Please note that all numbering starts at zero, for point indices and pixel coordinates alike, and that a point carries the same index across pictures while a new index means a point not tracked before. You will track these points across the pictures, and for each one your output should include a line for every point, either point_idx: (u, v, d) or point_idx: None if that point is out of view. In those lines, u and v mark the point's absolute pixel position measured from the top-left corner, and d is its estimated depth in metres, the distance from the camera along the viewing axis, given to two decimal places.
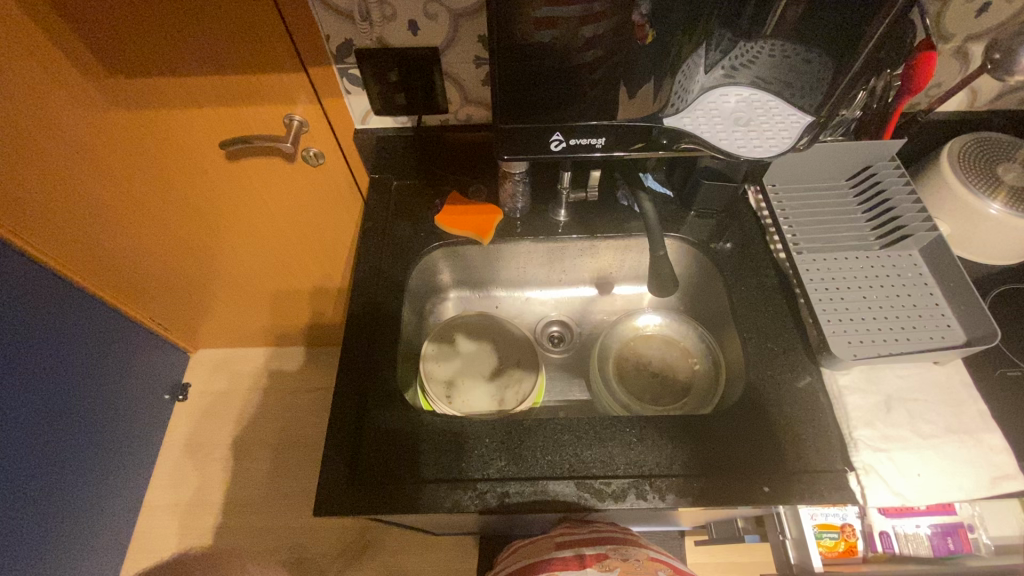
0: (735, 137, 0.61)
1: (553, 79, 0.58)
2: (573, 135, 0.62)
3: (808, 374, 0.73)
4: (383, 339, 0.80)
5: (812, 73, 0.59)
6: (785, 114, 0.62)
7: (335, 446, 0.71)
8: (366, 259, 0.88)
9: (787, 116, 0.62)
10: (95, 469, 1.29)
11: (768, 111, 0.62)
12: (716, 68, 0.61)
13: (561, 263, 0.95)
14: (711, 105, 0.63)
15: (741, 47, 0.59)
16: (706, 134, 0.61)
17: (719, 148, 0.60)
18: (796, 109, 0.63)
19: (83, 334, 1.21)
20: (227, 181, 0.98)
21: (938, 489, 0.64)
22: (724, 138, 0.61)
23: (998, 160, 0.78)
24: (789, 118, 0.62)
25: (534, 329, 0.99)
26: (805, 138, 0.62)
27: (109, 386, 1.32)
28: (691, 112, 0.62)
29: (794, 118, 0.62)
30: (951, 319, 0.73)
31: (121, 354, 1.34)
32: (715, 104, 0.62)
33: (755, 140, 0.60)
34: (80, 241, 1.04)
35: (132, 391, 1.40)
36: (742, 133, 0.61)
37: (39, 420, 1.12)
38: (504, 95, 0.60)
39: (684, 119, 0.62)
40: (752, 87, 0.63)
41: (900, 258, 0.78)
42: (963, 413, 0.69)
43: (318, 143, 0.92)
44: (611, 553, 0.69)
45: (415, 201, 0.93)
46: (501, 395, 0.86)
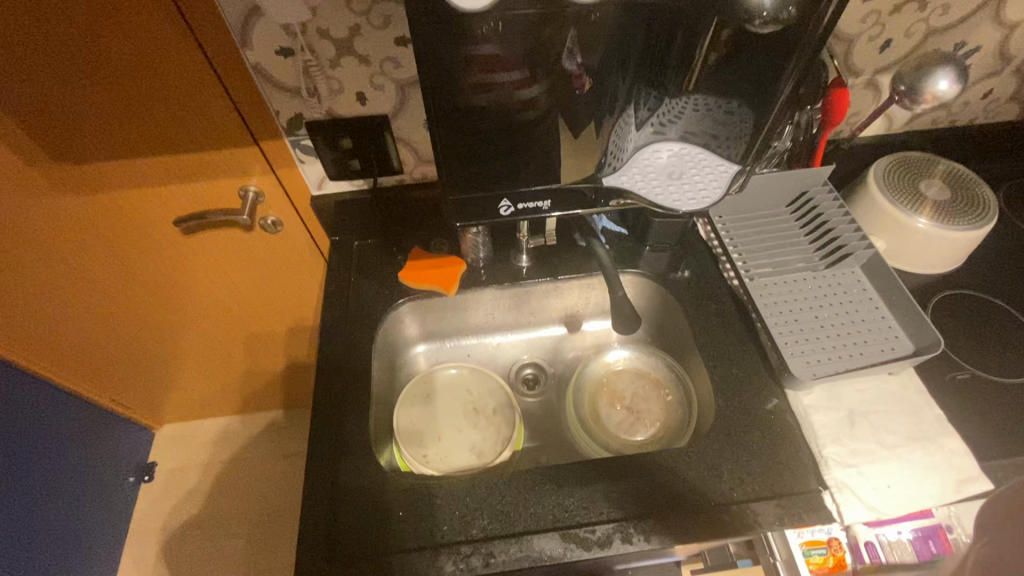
0: (671, 192, 0.66)
1: (497, 141, 0.62)
2: (523, 199, 0.67)
3: (773, 396, 0.75)
4: (354, 403, 0.79)
5: (734, 124, 0.64)
6: (713, 164, 0.67)
7: (311, 523, 0.69)
8: (332, 322, 0.87)
9: (716, 167, 0.67)
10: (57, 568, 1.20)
11: (697, 163, 0.67)
12: (646, 125, 0.65)
13: (527, 307, 0.96)
14: (646, 159, 0.67)
15: (667, 105, 0.62)
16: (646, 191, 0.66)
17: (657, 203, 0.65)
18: (723, 159, 0.67)
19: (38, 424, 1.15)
20: (186, 255, 0.97)
21: (910, 499, 0.66)
22: (664, 193, 0.66)
23: (919, 177, 0.84)
24: (719, 167, 0.67)
25: (508, 374, 0.99)
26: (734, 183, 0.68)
27: (69, 476, 1.24)
28: (629, 169, 0.66)
29: (722, 166, 0.67)
30: (899, 330, 0.77)
31: (81, 440, 1.27)
32: (648, 159, 0.67)
33: (690, 193, 0.66)
34: (33, 330, 1.00)
35: (94, 479, 1.32)
36: (676, 186, 0.66)
37: None
38: (451, 164, 0.63)
39: (623, 177, 0.66)
40: (682, 141, 0.66)
41: (844, 276, 0.82)
42: (922, 421, 0.72)
43: (275, 212, 0.92)
44: None
45: (377, 258, 0.94)
46: (480, 447, 0.86)
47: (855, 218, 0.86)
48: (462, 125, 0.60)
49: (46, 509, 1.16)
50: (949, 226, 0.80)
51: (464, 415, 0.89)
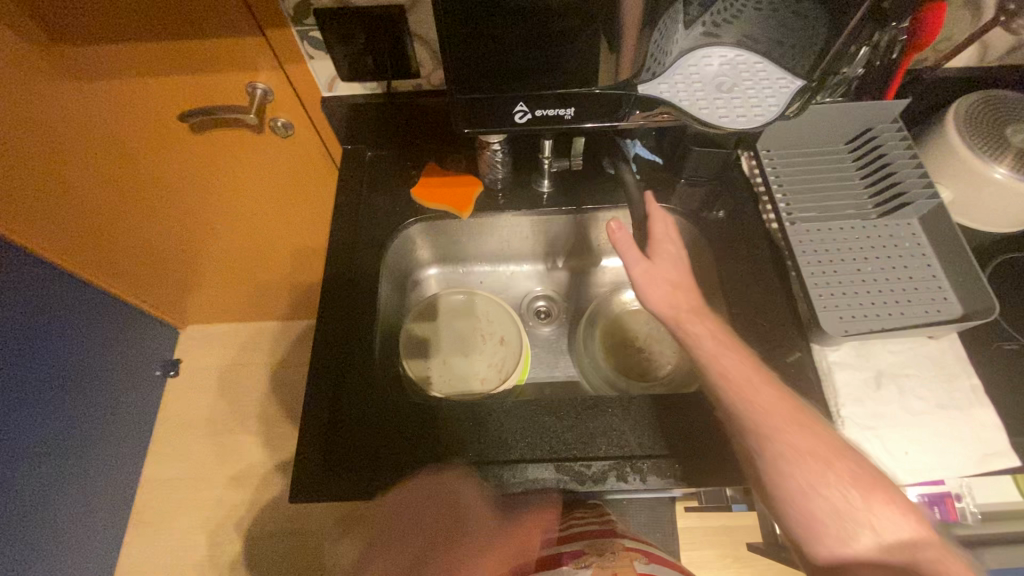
0: (717, 105, 0.58)
1: (513, 39, 0.51)
2: (543, 106, 0.57)
3: (795, 349, 0.71)
4: (359, 319, 0.77)
5: (806, 29, 0.57)
6: (774, 77, 0.60)
7: (310, 433, 0.70)
8: (340, 236, 0.84)
9: (775, 79, 0.59)
10: (90, 448, 1.29)
11: (754, 73, 0.60)
12: (697, 26, 0.58)
13: (544, 238, 0.92)
14: (693, 67, 0.59)
15: (723, 2, 0.56)
16: (686, 103, 0.58)
17: (700, 117, 0.58)
18: (786, 72, 0.60)
19: (65, 314, 1.19)
20: (196, 155, 0.93)
21: (927, 467, 0.63)
22: (706, 108, 0.58)
23: (1006, 121, 0.72)
24: (778, 80, 0.60)
25: (519, 305, 0.96)
26: (795, 103, 0.61)
27: (97, 366, 1.30)
28: (671, 75, 0.59)
29: (784, 81, 0.60)
30: (948, 291, 0.70)
31: (108, 334, 1.32)
32: (696, 67, 0.59)
33: (737, 110, 0.58)
34: (53, 221, 1.01)
35: (122, 370, 1.39)
36: (722, 101, 0.58)
37: (29, 405, 1.11)
38: (457, 63, 0.53)
39: (660, 86, 0.58)
40: (737, 48, 0.60)
41: (897, 228, 0.74)
42: (956, 389, 0.67)
43: (285, 112, 0.86)
44: (588, 549, 0.58)
45: (390, 172, 0.89)
46: (484, 374, 0.85)
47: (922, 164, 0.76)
48: (470, 14, 0.49)
49: (73, 393, 1.23)
50: None
51: (471, 342, 0.88)
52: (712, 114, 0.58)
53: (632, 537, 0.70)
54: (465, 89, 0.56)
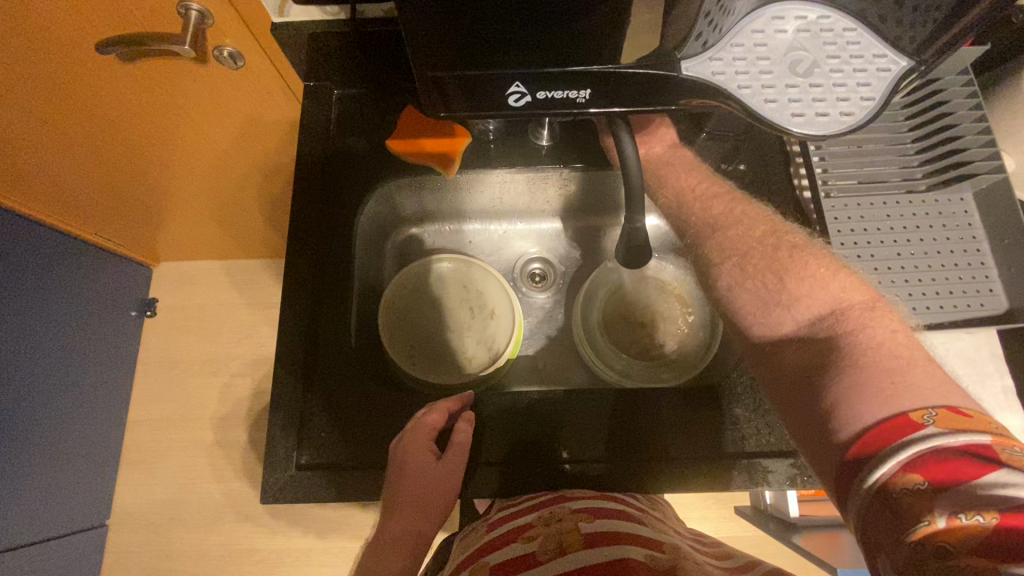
0: (788, 95, 0.46)
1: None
2: (550, 87, 0.45)
3: None
4: (333, 298, 0.68)
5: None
6: (869, 53, 0.47)
7: (280, 426, 0.64)
8: (309, 196, 0.72)
9: (869, 58, 0.46)
10: (100, 408, 1.22)
11: (839, 45, 0.47)
12: None
13: (539, 194, 0.82)
14: (758, 37, 0.47)
15: None
16: (743, 91, 0.45)
17: (762, 115, 0.45)
18: (888, 48, 0.46)
19: (48, 274, 1.06)
20: (127, 101, 0.74)
21: None
22: (775, 102, 0.46)
23: None
24: (874, 59, 0.47)
25: (511, 268, 0.88)
26: (896, 93, 0.47)
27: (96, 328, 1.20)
28: (731, 45, 0.46)
29: (883, 62, 0.46)
30: (996, 282, 0.62)
31: (97, 290, 1.19)
32: (765, 35, 0.47)
33: (816, 109, 0.46)
34: None
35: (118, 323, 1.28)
36: (794, 91, 0.46)
37: (21, 377, 1.02)
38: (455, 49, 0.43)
39: (711, 62, 0.46)
40: (822, 9, 0.47)
41: (948, 204, 0.65)
42: (986, 390, 0.61)
43: (232, 38, 0.66)
44: (619, 525, 0.53)
45: (363, 117, 0.77)
46: (474, 352, 0.78)
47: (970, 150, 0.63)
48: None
49: (77, 358, 1.14)
50: None
51: (456, 313, 0.80)
52: (779, 112, 0.45)
53: (589, 497, 0.59)
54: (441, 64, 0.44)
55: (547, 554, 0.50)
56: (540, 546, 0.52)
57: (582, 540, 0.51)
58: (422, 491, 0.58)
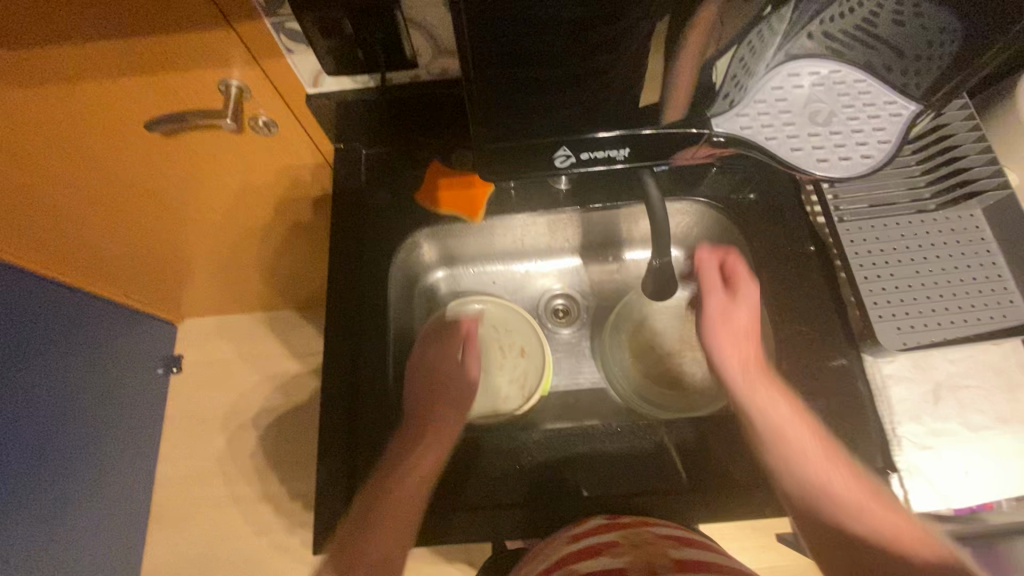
0: (811, 142, 0.58)
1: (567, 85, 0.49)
2: (587, 148, 0.55)
3: (843, 356, 0.65)
4: (371, 346, 0.71)
5: None
6: None
7: (326, 479, 0.65)
8: (343, 250, 0.76)
9: None
10: (129, 467, 1.23)
11: None
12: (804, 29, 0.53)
13: (558, 234, 0.85)
14: (778, 96, 0.59)
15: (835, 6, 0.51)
16: (772, 140, 0.57)
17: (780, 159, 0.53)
18: None
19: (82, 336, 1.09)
20: (168, 169, 0.79)
21: (984, 489, 0.59)
22: (799, 147, 0.57)
23: None
24: (884, 105, 0.59)
25: (535, 305, 0.90)
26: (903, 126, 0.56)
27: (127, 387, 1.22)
28: (768, 105, 0.58)
29: None
30: (1016, 294, 0.63)
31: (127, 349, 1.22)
32: (784, 91, 0.59)
33: (839, 152, 0.57)
34: (45, 247, 0.91)
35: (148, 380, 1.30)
36: (819, 138, 0.58)
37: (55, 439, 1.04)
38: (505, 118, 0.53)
39: (739, 117, 0.57)
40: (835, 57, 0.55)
41: (959, 221, 0.67)
42: (1018, 400, 0.62)
43: (267, 108, 0.72)
44: (708, 558, 0.53)
45: (390, 172, 0.82)
46: (506, 392, 0.80)
47: (974, 169, 0.65)
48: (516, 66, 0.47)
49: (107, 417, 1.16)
50: None
51: (484, 353, 0.82)
52: (806, 158, 0.57)
53: (670, 525, 0.59)
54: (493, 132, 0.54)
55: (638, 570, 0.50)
56: (630, 563, 0.51)
57: (677, 566, 0.51)
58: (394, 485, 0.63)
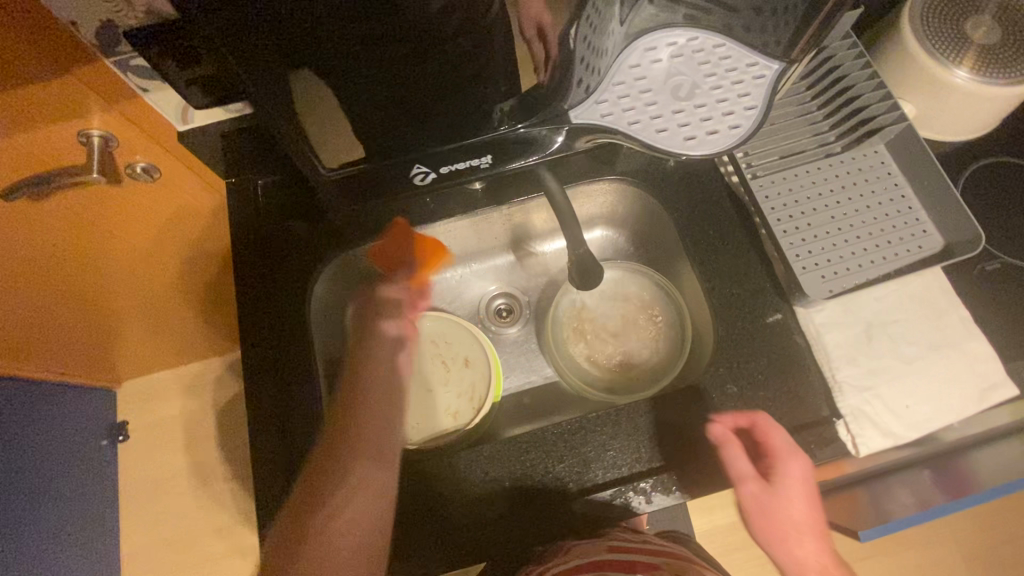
0: (676, 120, 0.56)
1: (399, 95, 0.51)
2: (448, 164, 0.57)
3: (777, 311, 0.65)
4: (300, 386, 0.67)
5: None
6: (739, 63, 0.57)
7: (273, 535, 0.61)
8: (256, 291, 0.71)
9: (743, 67, 0.57)
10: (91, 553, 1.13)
11: (711, 62, 0.57)
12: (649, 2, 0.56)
13: (484, 234, 0.82)
14: (638, 74, 0.57)
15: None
16: (632, 125, 0.56)
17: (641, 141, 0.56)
18: (760, 55, 0.57)
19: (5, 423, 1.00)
20: (47, 235, 0.71)
21: (930, 419, 0.60)
22: (664, 129, 0.56)
23: (965, 15, 0.65)
24: (749, 68, 0.57)
25: (475, 310, 0.87)
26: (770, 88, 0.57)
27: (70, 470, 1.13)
28: (626, 87, 0.57)
29: (758, 66, 0.57)
30: (928, 222, 0.64)
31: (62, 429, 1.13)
32: (642, 68, 0.57)
33: (705, 127, 0.56)
34: None
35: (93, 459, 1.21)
36: (684, 115, 0.56)
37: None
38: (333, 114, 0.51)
39: (597, 105, 0.56)
40: (689, 30, 0.57)
41: (865, 160, 0.67)
42: (946, 325, 0.63)
43: (141, 152, 0.67)
44: None
45: (290, 199, 0.76)
46: (456, 406, 0.77)
47: (871, 105, 0.66)
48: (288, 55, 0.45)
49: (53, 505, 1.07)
50: (995, 78, 0.63)
51: (429, 372, 0.79)
52: (671, 138, 0.56)
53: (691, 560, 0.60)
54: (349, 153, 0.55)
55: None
56: None
57: None
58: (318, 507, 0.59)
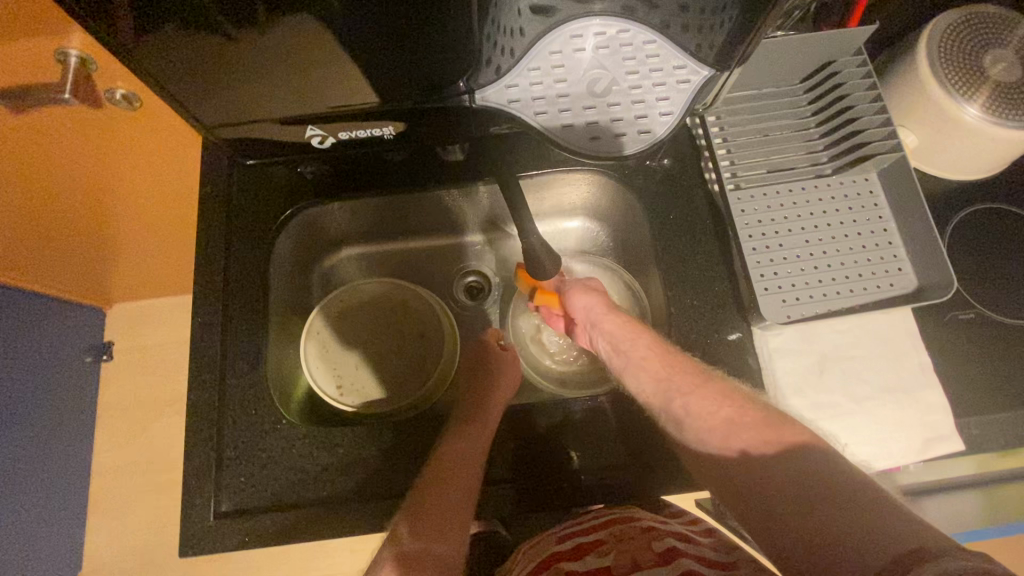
0: (586, 117, 0.60)
1: (310, 80, 0.49)
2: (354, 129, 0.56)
3: (735, 329, 0.63)
4: (246, 334, 0.66)
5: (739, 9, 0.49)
6: (660, 62, 0.58)
7: (196, 474, 0.61)
8: (214, 234, 0.69)
9: (669, 69, 0.58)
10: None
11: (627, 56, 0.58)
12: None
13: (462, 209, 0.80)
14: (557, 62, 0.58)
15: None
16: (542, 115, 0.59)
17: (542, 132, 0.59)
18: (687, 60, 0.57)
19: None
20: (23, 151, 0.70)
21: (867, 461, 0.59)
22: (571, 123, 0.60)
23: (986, 47, 0.61)
24: (675, 71, 0.58)
25: (446, 284, 0.85)
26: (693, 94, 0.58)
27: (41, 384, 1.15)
28: (540, 73, 0.58)
29: (685, 70, 0.58)
30: (905, 261, 0.62)
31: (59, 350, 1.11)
32: (564, 56, 0.58)
33: (614, 127, 0.60)
34: None
35: None
36: (596, 113, 0.60)
37: None
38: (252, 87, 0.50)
39: (508, 88, 0.57)
40: (612, 19, 0.57)
41: (853, 186, 0.64)
42: (904, 368, 0.61)
43: (122, 81, 0.65)
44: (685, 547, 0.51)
45: None
46: (405, 377, 0.77)
47: (869, 130, 0.63)
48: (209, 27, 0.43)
49: None
50: (1006, 119, 0.59)
51: (386, 339, 0.78)
52: (578, 136, 0.61)
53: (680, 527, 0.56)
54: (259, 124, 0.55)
55: (623, 569, 0.50)
56: (614, 561, 0.52)
57: (654, 556, 0.50)
58: (464, 486, 0.58)
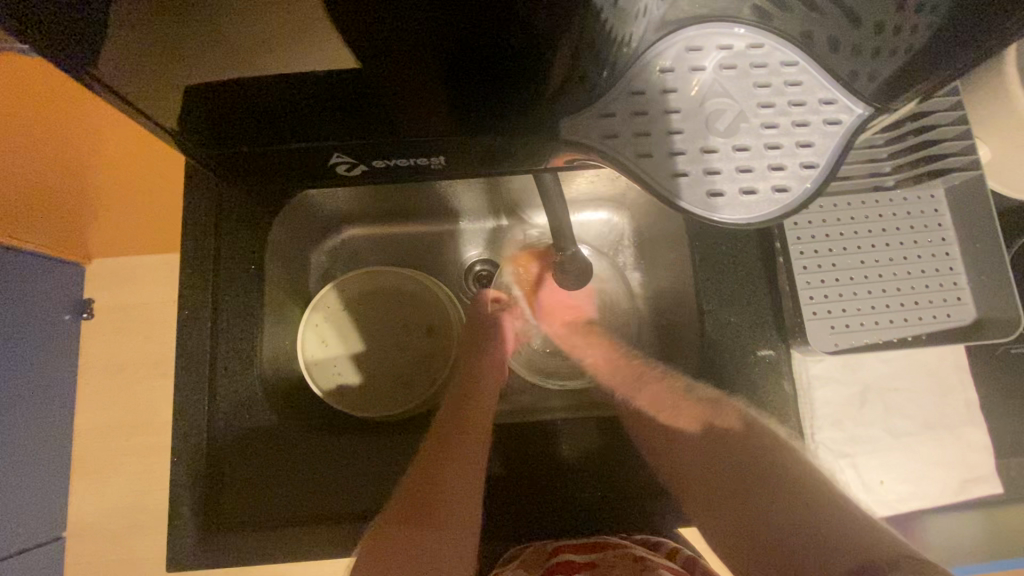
0: (705, 163, 0.45)
1: (297, 71, 0.38)
2: (385, 156, 0.45)
3: (769, 347, 0.57)
4: (241, 328, 0.60)
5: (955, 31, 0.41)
6: (808, 90, 0.46)
7: (183, 483, 0.57)
8: (200, 214, 0.61)
9: (818, 101, 0.45)
10: None
11: (765, 78, 0.46)
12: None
13: (475, 195, 0.73)
14: (667, 87, 0.46)
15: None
16: (644, 158, 0.45)
17: (636, 177, 0.44)
18: (846, 94, 0.46)
19: None
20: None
21: (899, 499, 0.56)
22: (687, 170, 0.45)
23: None
24: (821, 105, 0.46)
25: (454, 273, 0.78)
26: (851, 135, 0.45)
27: None
28: (646, 103, 0.46)
29: (843, 103, 0.46)
30: (964, 290, 0.57)
31: None
32: (676, 76, 0.46)
33: (741, 179, 0.45)
34: None
35: None
36: (717, 158, 0.45)
37: None
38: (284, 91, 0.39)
39: (603, 118, 0.45)
40: (747, 32, 0.47)
41: (918, 204, 0.58)
42: (948, 405, 0.57)
43: None
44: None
45: None
46: (410, 374, 0.72)
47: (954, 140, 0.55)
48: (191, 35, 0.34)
49: None
50: None
51: (390, 332, 0.73)
52: (693, 188, 0.45)
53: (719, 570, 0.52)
54: (258, 139, 0.43)
55: None
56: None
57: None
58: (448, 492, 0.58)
